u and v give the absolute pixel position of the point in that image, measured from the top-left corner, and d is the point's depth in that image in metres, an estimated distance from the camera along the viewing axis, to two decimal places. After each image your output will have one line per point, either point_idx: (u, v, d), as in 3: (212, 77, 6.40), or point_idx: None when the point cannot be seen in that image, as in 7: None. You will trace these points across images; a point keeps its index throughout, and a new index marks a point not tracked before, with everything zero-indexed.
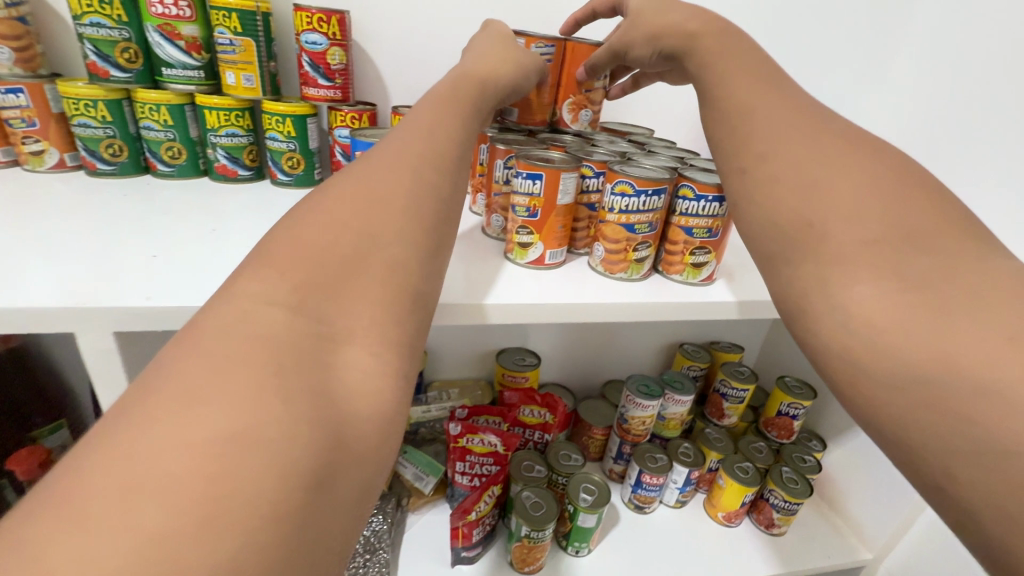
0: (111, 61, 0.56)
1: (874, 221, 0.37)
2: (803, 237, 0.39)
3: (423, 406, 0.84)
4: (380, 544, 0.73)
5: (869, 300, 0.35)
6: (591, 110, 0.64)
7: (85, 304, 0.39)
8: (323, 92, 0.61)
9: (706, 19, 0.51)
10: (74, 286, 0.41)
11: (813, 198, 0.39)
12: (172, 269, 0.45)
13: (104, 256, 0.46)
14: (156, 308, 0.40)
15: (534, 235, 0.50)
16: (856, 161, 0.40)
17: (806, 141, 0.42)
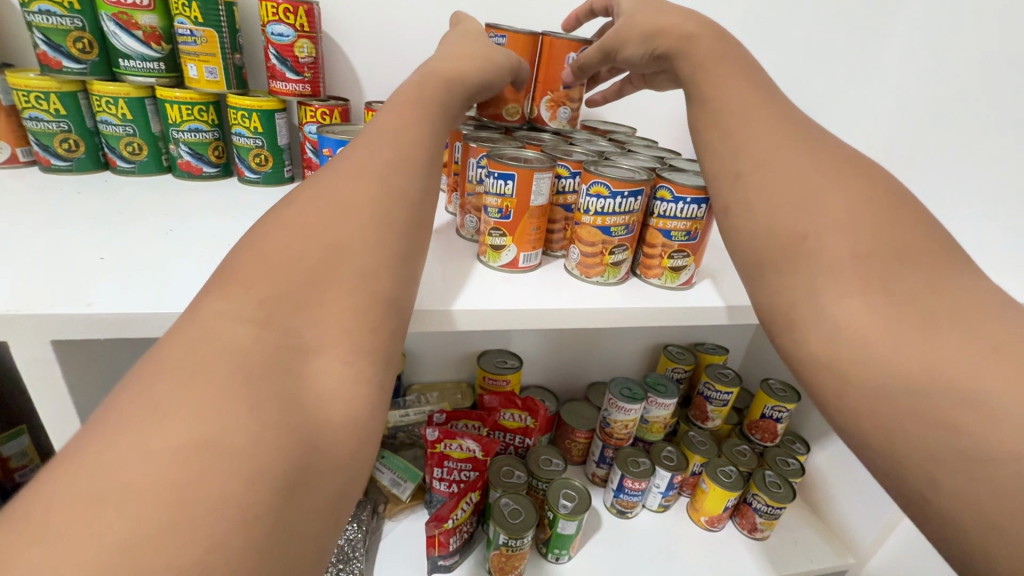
0: (63, 52, 0.53)
1: (853, 229, 0.36)
2: (785, 243, 0.38)
3: (400, 410, 0.81)
4: (354, 553, 0.70)
5: (853, 310, 0.34)
6: (569, 108, 0.61)
7: (20, 311, 0.37)
8: (291, 86, 0.59)
9: (686, 17, 0.50)
10: (11, 289, 0.39)
11: (796, 205, 0.38)
12: (122, 272, 0.43)
13: (47, 259, 0.43)
14: (99, 315, 0.38)
15: (506, 237, 0.48)
16: (834, 168, 0.39)
17: (785, 146, 0.41)
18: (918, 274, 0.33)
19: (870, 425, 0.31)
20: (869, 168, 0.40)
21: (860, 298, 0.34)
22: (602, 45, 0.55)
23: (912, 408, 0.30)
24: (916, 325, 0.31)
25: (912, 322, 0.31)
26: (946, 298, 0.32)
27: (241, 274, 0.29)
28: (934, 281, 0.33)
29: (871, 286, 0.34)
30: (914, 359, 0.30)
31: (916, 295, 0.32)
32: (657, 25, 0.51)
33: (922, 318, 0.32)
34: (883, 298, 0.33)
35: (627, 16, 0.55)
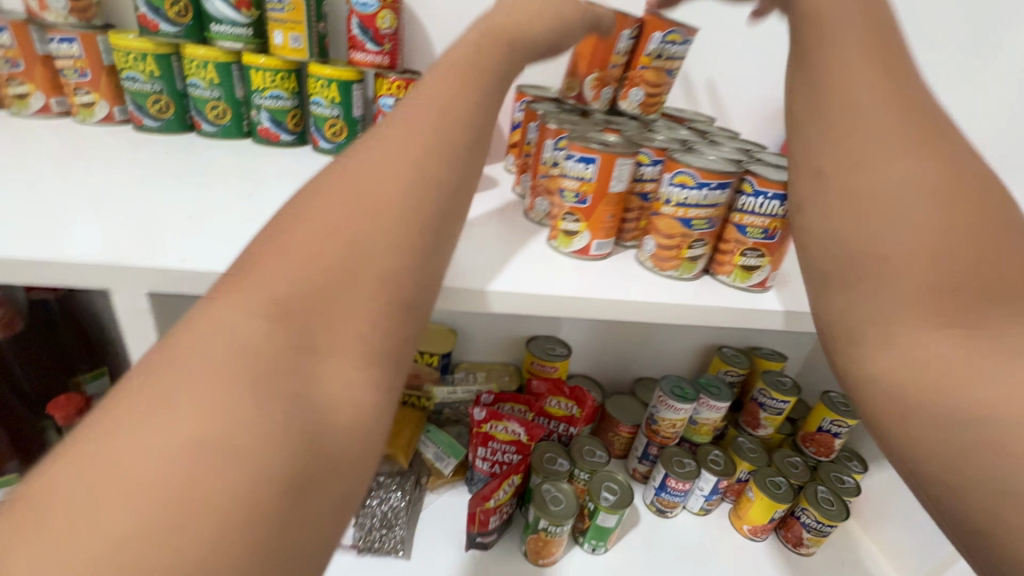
0: (161, 15, 0.55)
1: (941, 259, 0.35)
2: (860, 267, 0.37)
3: (448, 387, 0.83)
4: (396, 520, 0.74)
5: (926, 344, 0.34)
6: (645, 90, 0.58)
7: (119, 262, 0.39)
8: (370, 57, 0.59)
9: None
10: (112, 240, 0.41)
11: (880, 224, 0.37)
12: (209, 231, 0.45)
13: (142, 214, 0.45)
14: (190, 272, 0.40)
15: (580, 223, 0.47)
16: (943, 181, 0.36)
17: (891, 150, 0.38)
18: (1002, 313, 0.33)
19: (928, 454, 0.32)
20: (986, 179, 0.37)
21: (933, 333, 0.34)
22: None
23: (972, 444, 0.30)
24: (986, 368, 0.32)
25: (981, 364, 0.32)
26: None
27: (323, 242, 0.30)
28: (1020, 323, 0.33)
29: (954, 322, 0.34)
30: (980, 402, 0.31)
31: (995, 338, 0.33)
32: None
33: (999, 364, 0.31)
34: (959, 336, 0.33)
35: None
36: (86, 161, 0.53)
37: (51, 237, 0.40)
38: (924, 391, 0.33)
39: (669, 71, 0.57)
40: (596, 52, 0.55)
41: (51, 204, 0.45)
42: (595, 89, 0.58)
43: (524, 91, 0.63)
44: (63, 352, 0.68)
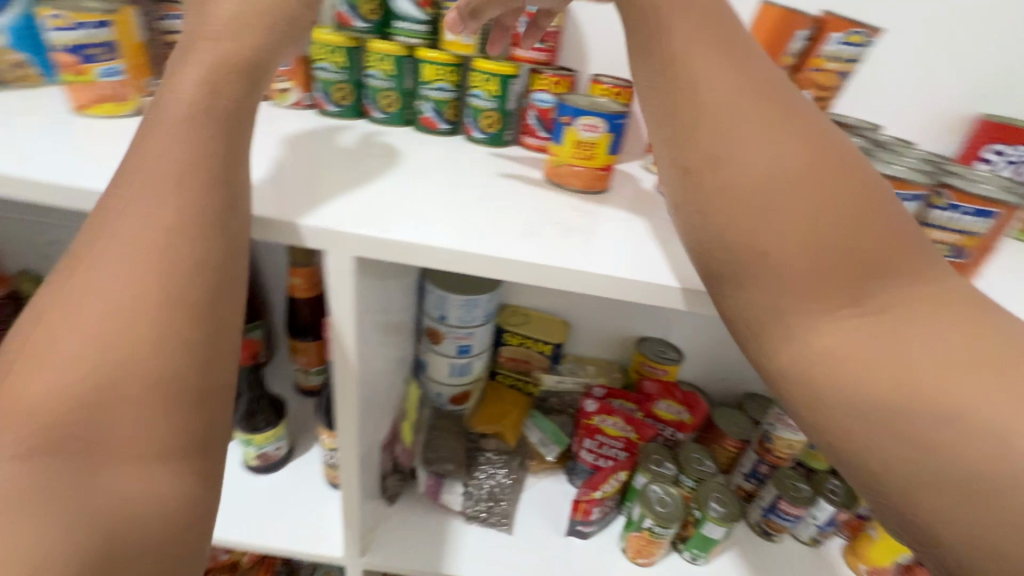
0: (357, 12, 0.63)
1: (814, 243, 0.34)
2: (736, 260, 0.35)
3: (557, 376, 0.85)
4: (502, 495, 0.77)
5: (838, 336, 0.33)
6: (813, 93, 0.55)
7: (330, 228, 0.45)
8: (532, 53, 0.63)
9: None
10: (327, 209, 0.47)
11: (750, 214, 0.35)
12: (400, 207, 0.49)
13: (345, 187, 0.51)
14: (393, 241, 0.45)
15: None
16: (801, 155, 0.35)
17: (746, 129, 0.36)
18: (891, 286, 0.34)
19: (877, 455, 0.32)
20: (832, 136, 0.37)
21: (842, 322, 0.33)
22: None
23: (903, 437, 0.31)
24: (893, 357, 0.32)
25: (893, 355, 0.32)
26: (935, 325, 0.32)
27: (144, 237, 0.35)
28: (913, 290, 0.34)
29: (855, 307, 0.33)
30: (901, 389, 0.31)
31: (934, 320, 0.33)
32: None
33: (926, 344, 0.32)
34: (867, 320, 0.33)
35: None
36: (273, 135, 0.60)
37: (270, 202, 0.47)
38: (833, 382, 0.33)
39: (841, 75, 0.55)
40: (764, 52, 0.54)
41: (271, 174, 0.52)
42: None
43: None
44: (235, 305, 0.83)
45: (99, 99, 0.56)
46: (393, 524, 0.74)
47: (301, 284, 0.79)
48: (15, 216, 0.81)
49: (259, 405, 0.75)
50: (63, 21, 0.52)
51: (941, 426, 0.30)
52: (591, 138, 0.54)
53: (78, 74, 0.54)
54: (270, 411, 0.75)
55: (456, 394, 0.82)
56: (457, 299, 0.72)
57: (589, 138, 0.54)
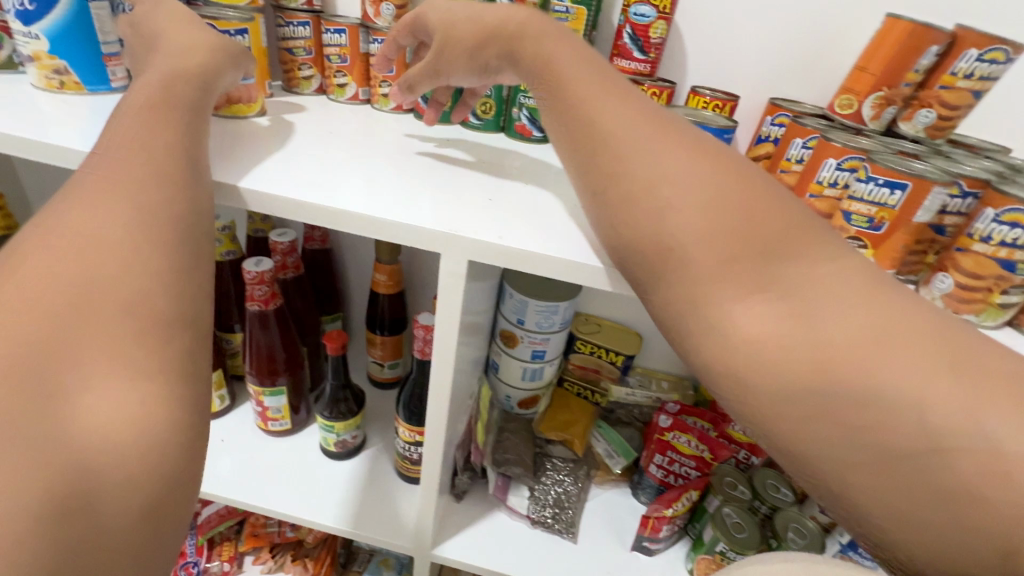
0: None
1: (723, 229, 0.36)
2: (652, 252, 0.38)
3: (626, 388, 0.85)
4: (567, 502, 0.77)
5: (768, 325, 0.34)
6: (937, 112, 0.53)
7: (458, 232, 0.44)
8: (634, 65, 0.62)
9: (500, 14, 0.50)
10: (439, 213, 0.47)
11: (657, 210, 0.37)
12: (509, 216, 0.48)
13: (452, 191, 0.51)
14: (507, 248, 0.44)
15: (866, 249, 0.44)
16: (698, 158, 0.39)
17: (640, 136, 0.40)
18: (787, 260, 0.35)
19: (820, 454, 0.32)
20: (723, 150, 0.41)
21: (755, 303, 0.34)
22: (471, 36, 0.51)
23: (839, 425, 0.31)
24: (796, 334, 0.33)
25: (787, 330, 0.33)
26: (849, 302, 0.33)
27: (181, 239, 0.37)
28: (820, 268, 0.34)
29: (770, 293, 0.34)
30: (807, 371, 0.32)
31: (868, 308, 0.32)
32: (485, 30, 0.50)
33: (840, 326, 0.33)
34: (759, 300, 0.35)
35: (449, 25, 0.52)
36: (375, 135, 0.62)
37: (376, 202, 0.46)
38: (764, 373, 0.33)
39: (973, 93, 0.52)
40: (887, 69, 0.52)
41: (380, 175, 0.52)
42: (877, 108, 0.54)
43: (777, 105, 0.61)
44: (320, 293, 0.88)
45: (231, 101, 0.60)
46: (460, 520, 0.75)
47: (384, 280, 0.81)
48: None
49: (341, 393, 0.77)
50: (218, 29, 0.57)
51: (859, 410, 0.30)
52: None
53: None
54: (351, 400, 0.78)
55: (525, 398, 0.82)
56: (537, 305, 0.73)
57: None
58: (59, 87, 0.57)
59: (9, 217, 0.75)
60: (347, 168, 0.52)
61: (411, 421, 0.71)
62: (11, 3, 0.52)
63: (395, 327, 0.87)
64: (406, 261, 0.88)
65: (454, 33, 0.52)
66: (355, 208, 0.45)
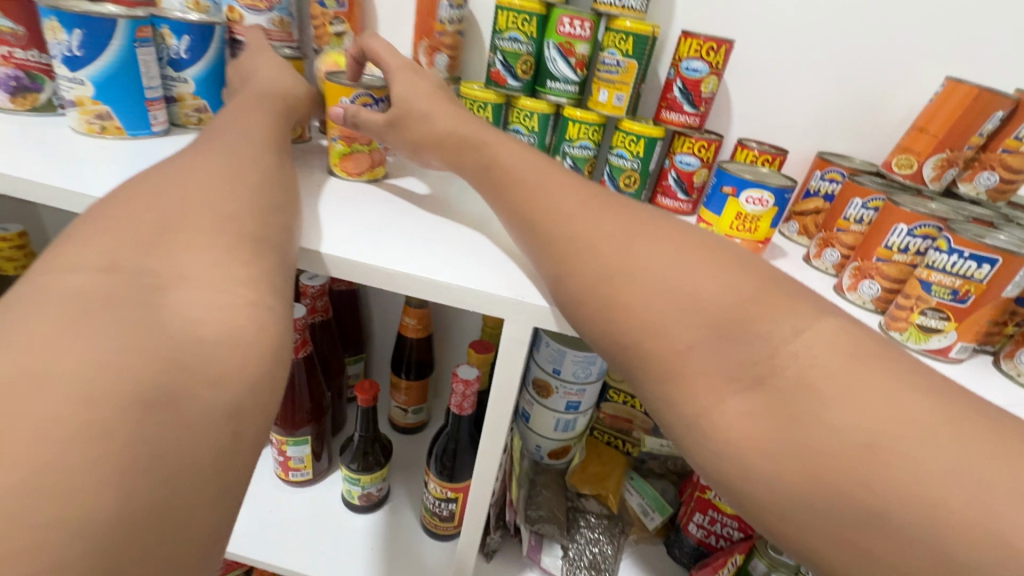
0: (512, 71, 0.62)
1: (724, 312, 0.33)
2: (665, 316, 0.34)
3: (660, 440, 0.81)
4: (604, 563, 0.73)
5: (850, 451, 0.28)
6: (1000, 175, 0.52)
7: (523, 297, 0.42)
8: (684, 117, 0.61)
9: (454, 124, 0.51)
10: (500, 276, 0.45)
11: (660, 285, 0.35)
12: None
13: (507, 250, 0.49)
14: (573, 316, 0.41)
15: (948, 322, 0.42)
16: (677, 244, 0.37)
17: (624, 218, 0.40)
18: (794, 339, 0.31)
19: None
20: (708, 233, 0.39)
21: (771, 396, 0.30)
22: (441, 135, 0.51)
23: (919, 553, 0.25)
24: (825, 439, 0.27)
25: (805, 424, 0.28)
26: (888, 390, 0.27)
27: None
28: (824, 341, 0.31)
29: (746, 381, 0.31)
30: (853, 485, 0.26)
31: (927, 401, 0.27)
32: (453, 139, 0.51)
33: (871, 417, 0.27)
34: (752, 398, 0.31)
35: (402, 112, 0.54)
36: (416, 184, 0.61)
37: (436, 264, 0.45)
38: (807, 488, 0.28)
39: None
40: (950, 130, 0.51)
41: (434, 232, 0.51)
42: (938, 169, 0.53)
43: (827, 159, 0.60)
44: (345, 333, 0.86)
45: (371, 165, 0.57)
46: None
47: (413, 324, 0.78)
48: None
49: (370, 445, 0.74)
50: (369, 98, 0.54)
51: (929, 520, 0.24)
52: (756, 211, 0.53)
53: (353, 143, 0.55)
54: (379, 451, 0.75)
55: (556, 449, 0.79)
56: (575, 356, 0.70)
57: (754, 211, 0.53)
58: (99, 132, 0.56)
59: (29, 256, 0.74)
60: (398, 224, 0.51)
61: (442, 477, 0.68)
62: (58, 49, 0.51)
63: (420, 371, 0.84)
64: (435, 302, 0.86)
65: (410, 125, 0.52)
66: (415, 270, 0.43)
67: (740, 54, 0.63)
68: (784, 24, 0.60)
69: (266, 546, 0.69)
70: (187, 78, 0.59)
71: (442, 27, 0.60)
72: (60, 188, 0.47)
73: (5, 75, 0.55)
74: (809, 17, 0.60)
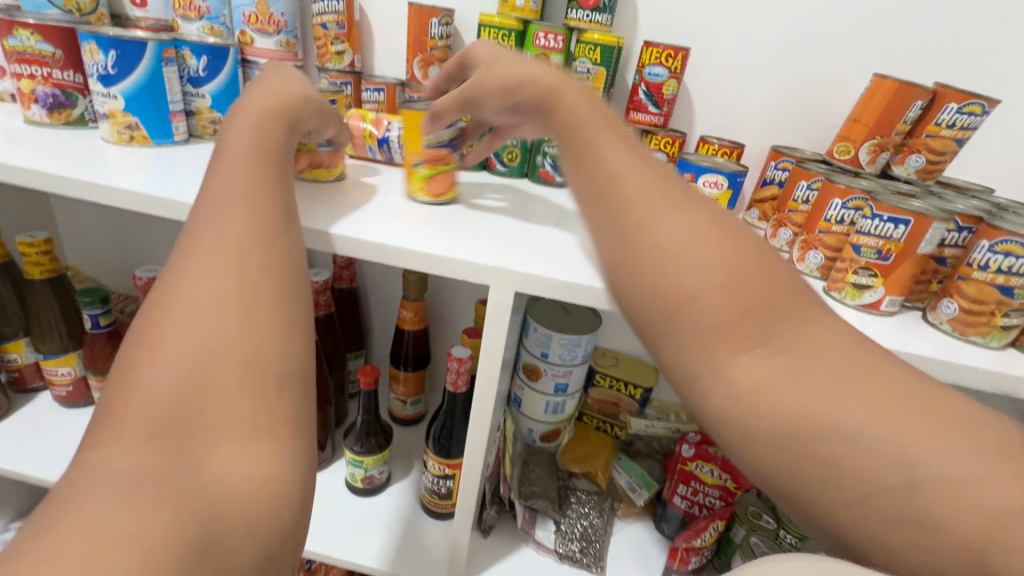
0: None
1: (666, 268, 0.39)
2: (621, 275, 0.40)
3: (645, 420, 0.86)
4: (595, 535, 0.78)
5: (775, 384, 0.36)
6: (926, 157, 0.59)
7: (504, 265, 0.49)
8: (650, 117, 0.69)
9: (523, 73, 0.51)
10: (484, 249, 0.52)
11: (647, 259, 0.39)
12: (553, 252, 0.53)
13: (493, 231, 0.56)
14: (551, 279, 0.48)
15: (876, 278, 0.49)
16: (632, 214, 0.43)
17: (645, 189, 0.42)
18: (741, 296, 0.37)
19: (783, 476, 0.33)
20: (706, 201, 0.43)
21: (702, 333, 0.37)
22: (505, 79, 0.51)
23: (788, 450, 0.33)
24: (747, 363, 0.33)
25: (738, 358, 0.36)
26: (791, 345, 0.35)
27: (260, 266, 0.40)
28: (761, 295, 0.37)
29: (691, 327, 0.38)
30: None
31: None
32: (519, 76, 0.51)
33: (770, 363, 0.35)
34: (707, 341, 0.37)
35: (483, 68, 0.54)
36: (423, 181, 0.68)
37: (427, 240, 0.52)
38: None
39: (956, 141, 0.58)
40: (881, 119, 0.58)
41: (428, 216, 0.58)
42: (872, 153, 0.60)
43: (779, 151, 0.67)
44: (348, 328, 0.92)
45: (447, 186, 0.60)
46: (488, 556, 0.75)
47: (410, 316, 0.84)
48: (151, 238, 0.91)
49: (371, 428, 0.79)
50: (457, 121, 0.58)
51: None
52: (713, 194, 0.60)
53: (435, 165, 0.59)
54: (380, 435, 0.80)
55: (548, 432, 0.84)
56: (561, 338, 0.75)
57: (710, 195, 0.60)
58: (128, 141, 0.63)
59: (54, 259, 0.80)
60: (396, 212, 0.58)
61: (440, 455, 0.73)
62: (95, 68, 0.58)
63: (418, 362, 0.89)
64: (431, 297, 0.92)
65: (491, 73, 0.52)
66: (408, 244, 0.50)
67: (699, 61, 0.70)
68: (736, 31, 0.68)
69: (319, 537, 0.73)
70: (204, 93, 0.67)
71: (434, 42, 0.68)
72: (104, 187, 0.55)
73: (45, 92, 0.62)
74: (757, 25, 0.67)
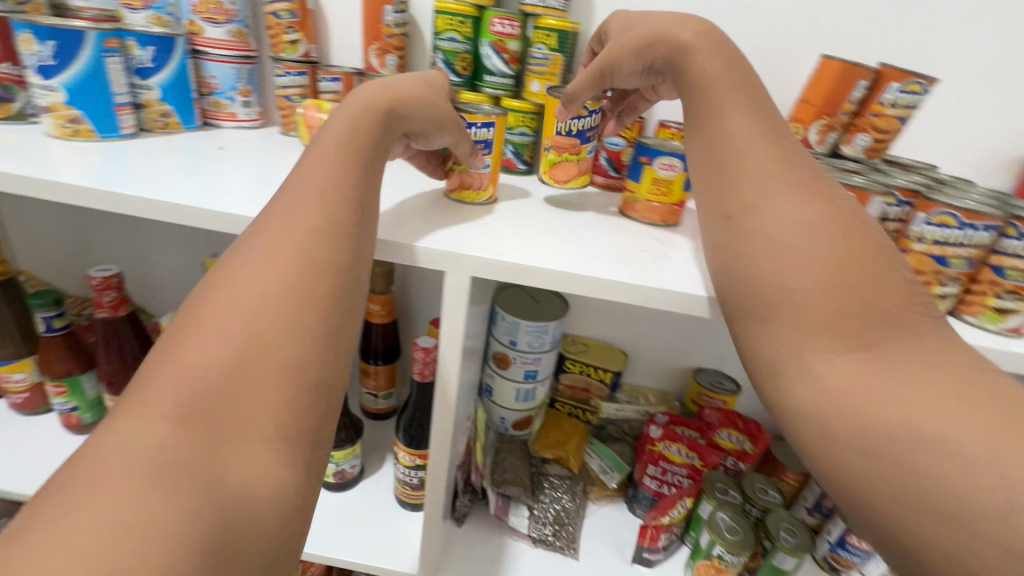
0: (452, 68, 0.69)
1: None
2: None
3: (616, 404, 0.88)
4: (568, 519, 0.79)
5: (827, 361, 0.36)
6: (872, 136, 0.60)
7: (461, 252, 0.50)
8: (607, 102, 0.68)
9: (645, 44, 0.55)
10: (442, 237, 0.53)
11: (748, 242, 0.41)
12: (520, 239, 0.54)
13: (453, 219, 0.57)
14: (506, 263, 0.50)
15: None
16: None
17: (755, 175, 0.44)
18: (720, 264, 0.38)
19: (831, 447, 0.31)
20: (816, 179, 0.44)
21: None
22: (638, 41, 0.55)
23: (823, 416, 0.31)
24: None
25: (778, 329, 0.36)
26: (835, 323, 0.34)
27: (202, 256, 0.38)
28: None
29: None
30: None
31: None
32: (650, 36, 0.54)
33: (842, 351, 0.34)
34: None
35: (617, 39, 0.58)
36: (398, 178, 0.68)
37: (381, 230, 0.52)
38: None
39: (900, 120, 0.60)
40: (828, 100, 0.60)
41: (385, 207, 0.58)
42: (821, 133, 0.61)
43: None
44: None
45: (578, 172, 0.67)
46: (461, 544, 0.76)
47: (377, 310, 0.83)
48: (106, 240, 0.89)
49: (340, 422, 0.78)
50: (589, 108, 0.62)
51: None
52: (668, 176, 0.59)
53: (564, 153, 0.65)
54: (350, 428, 0.79)
55: (519, 420, 0.84)
56: (528, 325, 0.76)
57: (666, 176, 0.59)
58: (72, 135, 0.61)
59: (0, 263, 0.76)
60: None
61: (410, 446, 0.73)
62: (32, 58, 0.56)
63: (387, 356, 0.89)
64: (399, 290, 0.92)
65: (629, 36, 0.56)
66: None
67: None
68: (690, 17, 0.69)
69: (320, 539, 0.72)
70: (153, 85, 0.65)
71: (389, 30, 0.67)
72: (46, 183, 0.53)
73: None
74: (710, 9, 0.68)
